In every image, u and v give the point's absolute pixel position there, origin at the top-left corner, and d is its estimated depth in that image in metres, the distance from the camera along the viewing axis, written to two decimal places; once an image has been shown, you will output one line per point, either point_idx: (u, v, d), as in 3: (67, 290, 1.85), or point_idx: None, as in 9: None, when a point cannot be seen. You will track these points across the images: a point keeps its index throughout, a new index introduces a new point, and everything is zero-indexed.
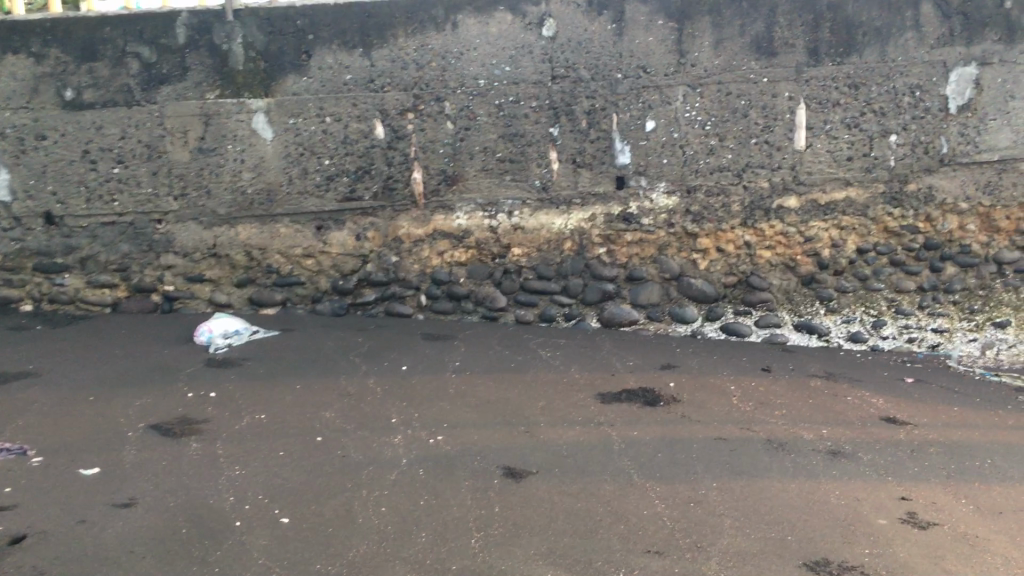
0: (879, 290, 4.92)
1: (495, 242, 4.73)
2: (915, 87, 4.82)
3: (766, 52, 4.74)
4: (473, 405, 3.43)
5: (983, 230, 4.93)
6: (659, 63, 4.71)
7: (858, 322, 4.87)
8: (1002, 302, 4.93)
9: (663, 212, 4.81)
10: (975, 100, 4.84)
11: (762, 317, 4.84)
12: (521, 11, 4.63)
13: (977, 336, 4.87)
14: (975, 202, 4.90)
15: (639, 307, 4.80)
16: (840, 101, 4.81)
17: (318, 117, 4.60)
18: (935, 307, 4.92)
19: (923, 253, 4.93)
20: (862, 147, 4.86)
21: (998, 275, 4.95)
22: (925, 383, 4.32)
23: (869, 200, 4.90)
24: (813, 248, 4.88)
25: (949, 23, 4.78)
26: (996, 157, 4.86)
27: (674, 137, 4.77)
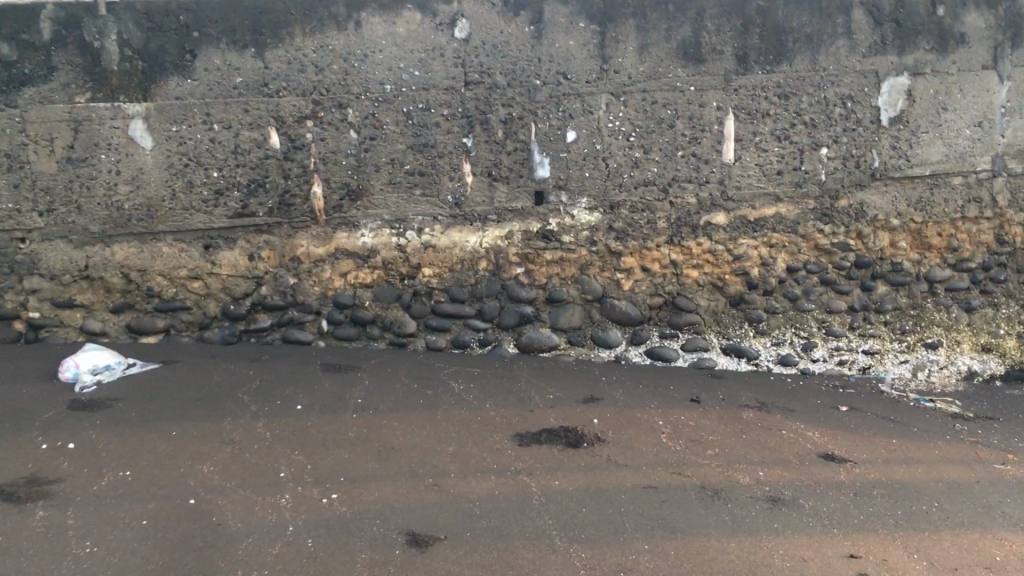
0: (809, 311, 4.70)
1: (404, 262, 4.37)
2: (846, 97, 4.61)
3: (693, 59, 4.46)
4: (374, 453, 3.06)
5: (915, 247, 4.77)
6: (580, 69, 4.39)
7: (788, 345, 4.65)
8: (934, 321, 4.78)
9: (585, 229, 4.51)
10: (907, 111, 4.66)
11: (689, 341, 4.57)
12: (431, 10, 4.25)
13: (909, 357, 4.73)
14: (906, 218, 4.73)
15: (559, 331, 4.50)
16: (770, 112, 4.56)
17: (204, 124, 4.17)
18: (867, 328, 4.73)
19: (854, 272, 4.73)
20: (792, 160, 4.62)
21: (929, 294, 4.80)
22: (860, 413, 4.08)
23: (799, 216, 4.67)
24: (742, 267, 4.62)
25: (881, 31, 4.58)
26: (927, 171, 4.71)
27: (597, 149, 4.47)
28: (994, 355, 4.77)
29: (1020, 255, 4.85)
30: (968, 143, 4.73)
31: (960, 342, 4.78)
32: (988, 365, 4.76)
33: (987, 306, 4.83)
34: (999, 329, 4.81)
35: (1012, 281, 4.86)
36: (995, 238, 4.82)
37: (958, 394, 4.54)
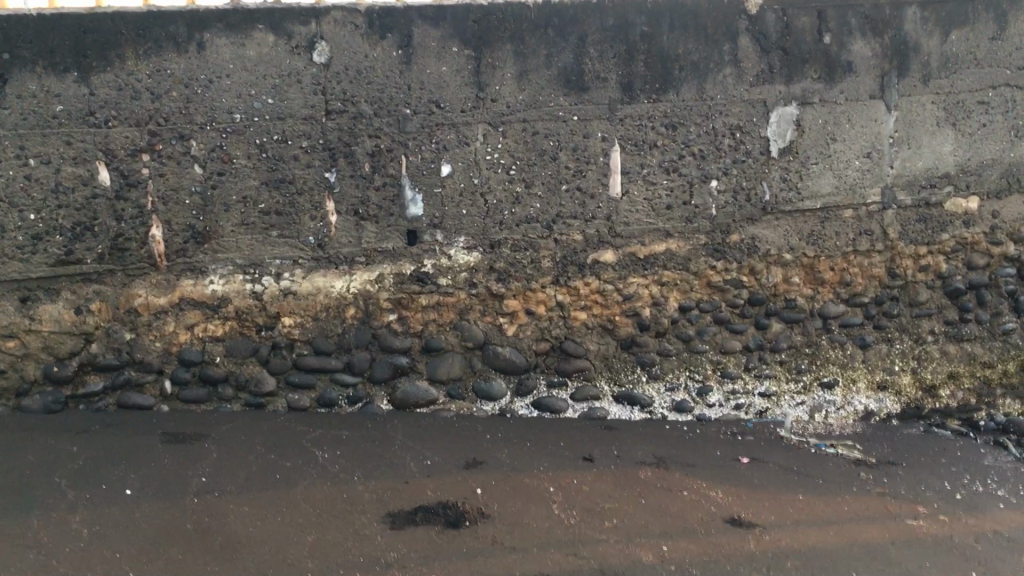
0: (703, 352, 4.45)
1: (261, 311, 3.95)
2: (735, 127, 4.38)
3: (576, 87, 4.16)
4: (215, 551, 2.62)
5: (808, 283, 4.59)
6: (454, 98, 4.03)
7: (683, 390, 4.39)
8: (829, 360, 4.61)
9: (462, 271, 4.14)
10: (796, 143, 4.47)
11: (579, 389, 4.26)
12: (286, 30, 3.82)
13: (805, 399, 4.54)
14: (798, 252, 4.53)
15: (437, 383, 4.12)
16: (657, 143, 4.30)
17: (18, 159, 3.70)
18: (762, 368, 4.52)
19: (748, 309, 4.51)
20: (682, 194, 4.37)
21: (823, 331, 4.62)
22: (762, 464, 3.83)
23: (690, 252, 4.41)
24: (632, 308, 4.34)
25: (768, 59, 4.37)
26: (818, 205, 4.54)
27: (474, 183, 4.12)
28: (890, 392, 4.66)
29: (913, 288, 4.73)
30: (857, 175, 4.58)
31: (855, 380, 4.63)
32: (885, 404, 4.63)
33: (881, 342, 4.69)
34: (894, 365, 4.68)
35: (905, 314, 4.73)
36: (887, 272, 4.68)
37: (856, 436, 4.37)
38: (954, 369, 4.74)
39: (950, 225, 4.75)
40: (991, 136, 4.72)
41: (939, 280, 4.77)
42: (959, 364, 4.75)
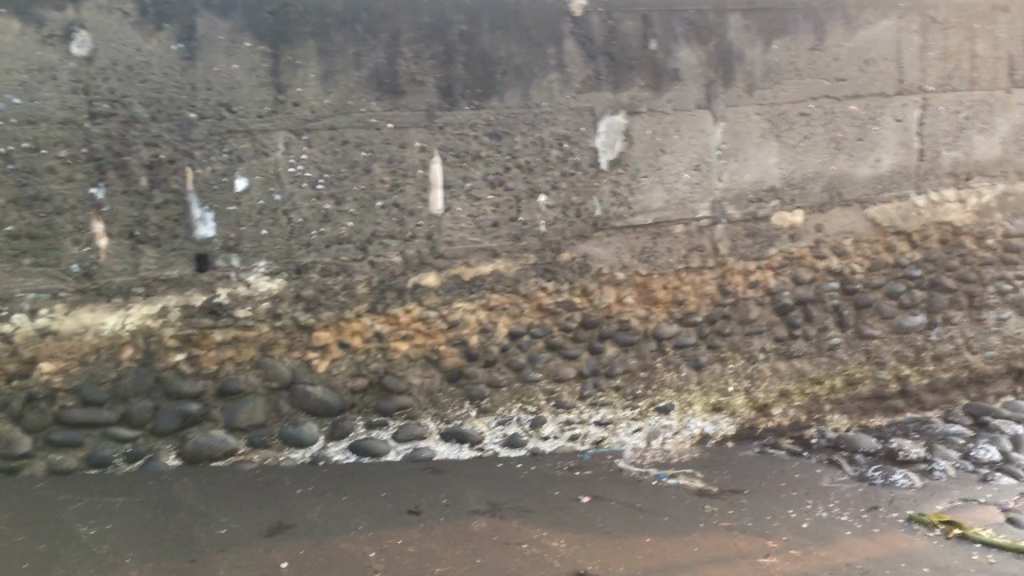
0: (535, 381, 4.13)
1: (11, 357, 3.39)
2: (563, 137, 4.09)
3: (389, 90, 3.73)
4: None
5: (642, 303, 4.36)
6: (248, 101, 3.53)
7: (515, 423, 4.05)
8: (665, 384, 4.39)
9: (264, 300, 3.67)
10: (626, 154, 4.23)
11: (401, 429, 3.84)
12: (35, 16, 3.23)
13: (642, 425, 4.29)
14: (631, 271, 4.32)
15: (235, 431, 3.65)
16: (481, 154, 3.94)
17: None
18: (597, 396, 4.24)
19: (581, 333, 4.23)
20: (508, 210, 4.03)
21: (658, 353, 4.40)
22: (604, 503, 3.52)
23: (519, 273, 4.09)
24: (458, 336, 3.98)
25: (595, 65, 4.10)
26: (649, 220, 4.33)
27: (275, 200, 3.63)
28: (725, 415, 4.49)
29: (744, 305, 4.59)
30: (688, 189, 4.40)
31: (691, 404, 4.44)
32: (720, 426, 4.47)
33: (715, 363, 4.51)
34: (728, 386, 4.53)
35: (737, 332, 4.58)
36: (719, 289, 4.53)
37: (695, 463, 4.15)
38: (785, 387, 4.66)
39: (777, 239, 4.65)
40: (813, 148, 4.67)
41: (768, 296, 4.65)
42: (790, 382, 4.67)
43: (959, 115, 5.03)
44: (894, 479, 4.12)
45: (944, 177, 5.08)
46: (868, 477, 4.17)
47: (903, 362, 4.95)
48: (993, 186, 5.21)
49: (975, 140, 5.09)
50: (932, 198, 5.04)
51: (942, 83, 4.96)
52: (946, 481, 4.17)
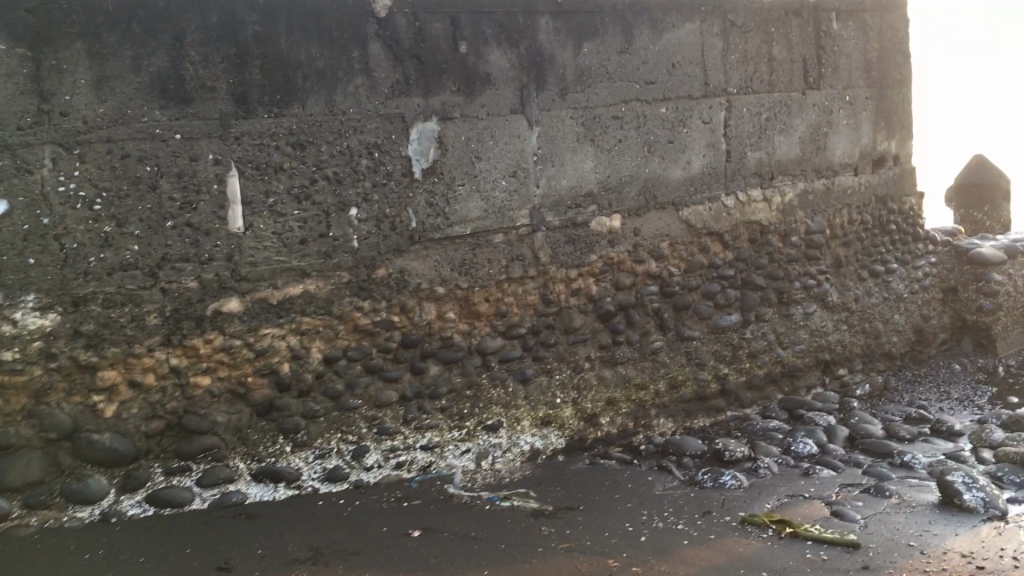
0: (354, 409, 3.86)
1: None
2: (373, 145, 3.83)
3: (175, 98, 3.36)
4: None
5: (464, 317, 4.20)
6: (5, 112, 3.12)
7: (335, 455, 3.76)
8: (491, 401, 4.25)
9: (36, 338, 3.22)
10: (440, 162, 4.04)
11: (206, 473, 3.46)
12: None
13: (470, 446, 4.12)
14: (451, 284, 4.13)
15: (8, 492, 3.19)
16: (283, 166, 3.62)
17: None
18: (423, 419, 4.03)
19: (402, 353, 4.01)
20: (317, 225, 3.73)
21: (483, 369, 4.26)
22: (435, 536, 3.30)
23: (332, 293, 3.80)
24: (267, 365, 3.65)
25: (403, 68, 3.87)
26: (468, 230, 4.15)
27: (44, 224, 3.21)
28: (553, 427, 4.39)
29: (567, 313, 4.52)
30: (505, 197, 4.26)
31: (519, 419, 4.30)
32: (549, 440, 4.34)
33: (541, 375, 4.42)
34: (556, 398, 4.44)
35: (561, 343, 4.50)
36: (541, 298, 4.43)
37: (528, 482, 4.00)
38: (612, 395, 4.61)
39: (596, 245, 4.60)
40: (627, 152, 4.64)
41: (590, 303, 4.61)
42: (616, 389, 4.63)
43: (761, 117, 5.18)
44: (723, 480, 4.10)
45: (750, 177, 5.20)
46: (698, 480, 4.13)
47: (721, 361, 5.04)
48: (795, 185, 5.43)
49: (776, 141, 5.29)
50: (740, 199, 5.15)
51: (744, 85, 5.07)
52: (771, 479, 4.20)
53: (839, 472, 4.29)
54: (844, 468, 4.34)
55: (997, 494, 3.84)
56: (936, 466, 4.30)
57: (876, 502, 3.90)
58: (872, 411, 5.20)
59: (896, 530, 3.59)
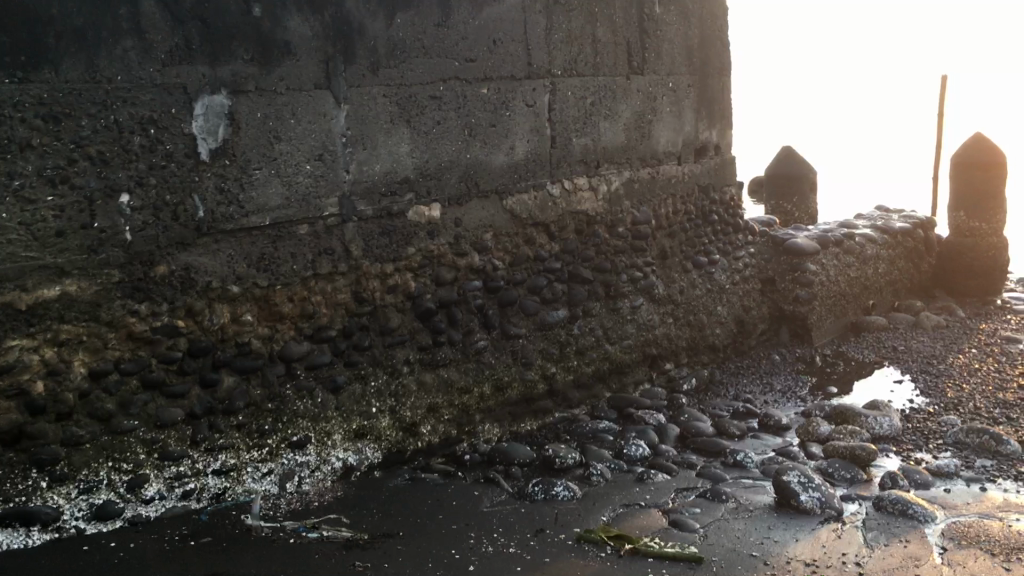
0: (131, 431, 3.32)
1: None
2: (148, 120, 3.28)
3: None
4: None
5: (264, 320, 3.68)
6: None
7: (105, 489, 3.24)
8: (297, 415, 3.74)
9: None
10: (231, 142, 3.50)
11: None
12: None
13: (272, 467, 3.64)
14: (248, 283, 3.60)
15: None
16: (32, 142, 3.04)
17: None
18: (215, 439, 3.51)
19: (188, 363, 3.47)
20: (79, 214, 3.16)
21: (287, 378, 3.76)
22: None
23: (99, 295, 3.24)
24: (15, 384, 3.07)
25: (184, 31, 3.32)
26: (267, 220, 3.64)
27: None
28: (369, 440, 3.95)
29: (383, 313, 4.08)
30: (310, 183, 3.77)
31: (331, 433, 3.83)
32: (365, 454, 3.93)
33: (355, 383, 3.96)
34: (372, 408, 3.99)
35: (377, 346, 4.06)
36: (354, 297, 3.97)
37: (338, 506, 3.57)
38: (434, 401, 4.22)
39: (414, 237, 4.17)
40: (446, 135, 4.24)
41: (409, 302, 4.18)
42: (438, 396, 4.25)
43: (586, 101, 4.91)
44: (555, 492, 3.77)
45: (576, 165, 4.93)
46: (528, 493, 3.79)
47: (549, 360, 4.76)
48: (620, 173, 5.21)
49: (601, 127, 5.04)
50: (565, 187, 4.87)
51: (569, 67, 4.78)
52: (605, 487, 3.93)
53: (673, 475, 4.08)
54: (678, 470, 4.14)
55: (832, 493, 3.76)
56: (768, 465, 4.17)
57: (714, 509, 3.71)
58: (700, 407, 5.06)
59: (737, 539, 3.41)
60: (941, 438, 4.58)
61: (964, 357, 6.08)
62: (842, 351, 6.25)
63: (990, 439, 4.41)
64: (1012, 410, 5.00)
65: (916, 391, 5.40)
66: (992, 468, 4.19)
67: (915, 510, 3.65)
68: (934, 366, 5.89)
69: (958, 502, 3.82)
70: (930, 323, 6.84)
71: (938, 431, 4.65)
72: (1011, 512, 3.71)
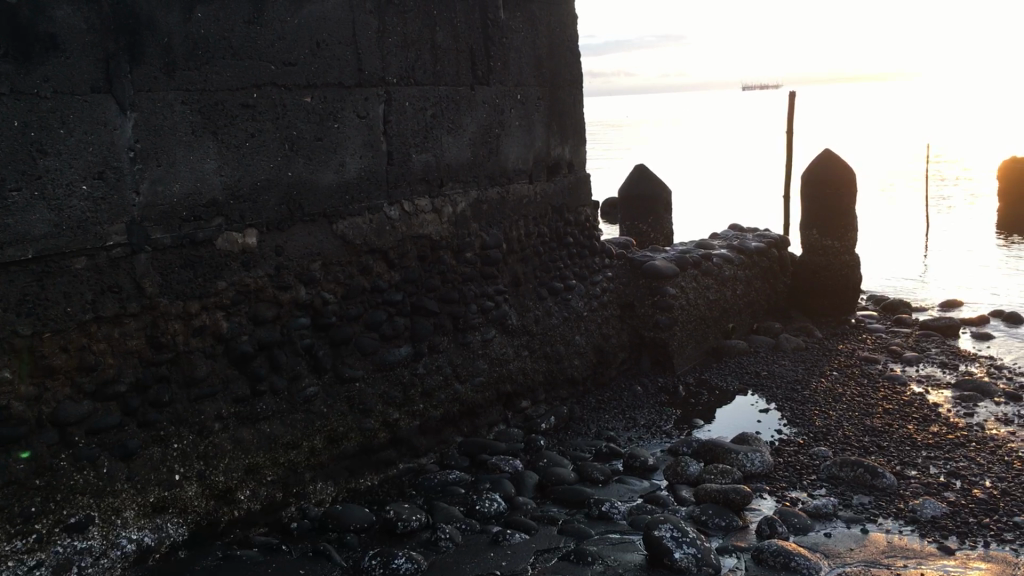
0: None
1: None
2: None
3: None
4: None
5: (27, 375, 3.00)
6: None
7: None
8: (74, 490, 3.07)
9: None
10: None
11: None
12: None
13: (41, 558, 2.94)
14: (4, 331, 2.91)
15: None
16: None
17: None
18: None
19: None
20: None
21: (61, 446, 3.07)
22: None
23: None
24: None
25: None
26: (29, 253, 2.95)
27: None
28: (171, 514, 3.30)
29: (187, 360, 3.43)
30: (88, 206, 3.10)
31: (120, 510, 3.16)
32: (166, 533, 3.26)
33: (152, 446, 3.30)
34: (174, 475, 3.33)
35: (180, 400, 3.41)
36: (148, 344, 3.31)
37: None
38: (253, 461, 3.60)
39: (225, 269, 3.55)
40: (262, 150, 3.64)
41: (220, 346, 3.55)
42: (258, 454, 3.62)
43: (426, 114, 4.41)
44: (395, 566, 3.21)
45: (416, 184, 4.41)
46: (363, 568, 3.22)
47: (391, 405, 4.21)
48: (466, 193, 4.73)
49: (444, 142, 4.55)
50: (405, 209, 4.35)
51: (405, 75, 4.27)
52: (455, 553, 3.41)
53: (532, 534, 3.59)
54: (538, 528, 3.65)
55: (708, 547, 3.36)
56: (636, 516, 3.74)
57: None
58: (560, 449, 4.62)
59: None
60: (815, 473, 4.29)
61: (827, 381, 5.89)
62: (704, 378, 5.95)
63: (865, 472, 4.15)
64: (880, 438, 4.79)
65: (783, 421, 5.13)
66: (870, 505, 3.92)
67: (798, 562, 3.30)
68: (798, 392, 5.67)
69: (841, 549, 3.51)
70: (789, 346, 6.66)
71: (810, 466, 4.36)
72: (898, 558, 3.43)
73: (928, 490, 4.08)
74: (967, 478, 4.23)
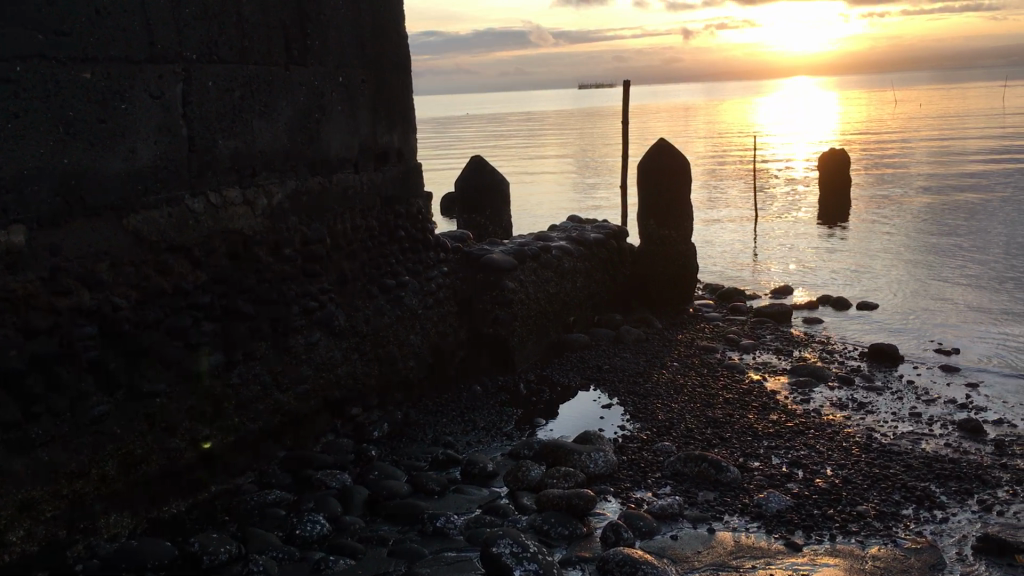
0: None
1: None
2: None
3: None
4: None
5: None
6: None
7: None
8: None
9: None
10: None
11: None
12: None
13: None
14: None
15: None
16: None
17: None
18: None
19: None
20: None
21: None
22: None
23: None
24: None
25: None
26: None
27: None
28: None
29: None
30: None
31: None
32: None
33: None
34: None
35: None
36: None
37: None
38: (29, 496, 3.08)
39: None
40: (28, 132, 3.12)
41: None
42: (36, 488, 3.10)
43: (232, 96, 3.96)
44: None
45: (224, 173, 3.96)
46: None
47: (199, 421, 3.75)
48: (283, 183, 4.30)
49: (255, 127, 4.11)
50: (211, 201, 3.88)
51: (206, 51, 3.81)
52: None
53: (359, 559, 3.24)
54: (367, 550, 3.30)
55: (551, 561, 3.11)
56: (474, 530, 3.45)
57: None
58: (394, 459, 4.28)
59: None
60: (659, 470, 4.13)
61: (667, 373, 5.80)
62: (545, 374, 5.75)
63: (709, 467, 4.01)
64: (721, 430, 4.69)
65: (625, 416, 4.98)
66: (715, 502, 3.77)
67: (645, 570, 3.09)
68: (639, 385, 5.54)
69: (688, 552, 3.32)
70: (631, 337, 6.56)
71: (654, 463, 4.20)
72: (746, 558, 3.27)
73: (771, 482, 3.97)
74: (808, 467, 4.17)
